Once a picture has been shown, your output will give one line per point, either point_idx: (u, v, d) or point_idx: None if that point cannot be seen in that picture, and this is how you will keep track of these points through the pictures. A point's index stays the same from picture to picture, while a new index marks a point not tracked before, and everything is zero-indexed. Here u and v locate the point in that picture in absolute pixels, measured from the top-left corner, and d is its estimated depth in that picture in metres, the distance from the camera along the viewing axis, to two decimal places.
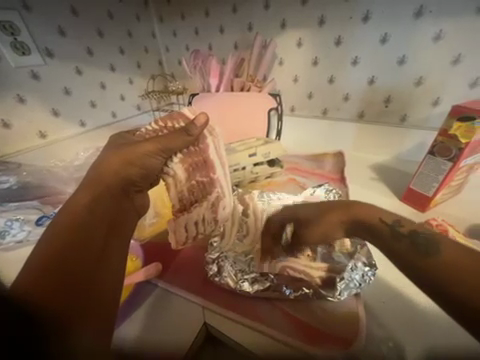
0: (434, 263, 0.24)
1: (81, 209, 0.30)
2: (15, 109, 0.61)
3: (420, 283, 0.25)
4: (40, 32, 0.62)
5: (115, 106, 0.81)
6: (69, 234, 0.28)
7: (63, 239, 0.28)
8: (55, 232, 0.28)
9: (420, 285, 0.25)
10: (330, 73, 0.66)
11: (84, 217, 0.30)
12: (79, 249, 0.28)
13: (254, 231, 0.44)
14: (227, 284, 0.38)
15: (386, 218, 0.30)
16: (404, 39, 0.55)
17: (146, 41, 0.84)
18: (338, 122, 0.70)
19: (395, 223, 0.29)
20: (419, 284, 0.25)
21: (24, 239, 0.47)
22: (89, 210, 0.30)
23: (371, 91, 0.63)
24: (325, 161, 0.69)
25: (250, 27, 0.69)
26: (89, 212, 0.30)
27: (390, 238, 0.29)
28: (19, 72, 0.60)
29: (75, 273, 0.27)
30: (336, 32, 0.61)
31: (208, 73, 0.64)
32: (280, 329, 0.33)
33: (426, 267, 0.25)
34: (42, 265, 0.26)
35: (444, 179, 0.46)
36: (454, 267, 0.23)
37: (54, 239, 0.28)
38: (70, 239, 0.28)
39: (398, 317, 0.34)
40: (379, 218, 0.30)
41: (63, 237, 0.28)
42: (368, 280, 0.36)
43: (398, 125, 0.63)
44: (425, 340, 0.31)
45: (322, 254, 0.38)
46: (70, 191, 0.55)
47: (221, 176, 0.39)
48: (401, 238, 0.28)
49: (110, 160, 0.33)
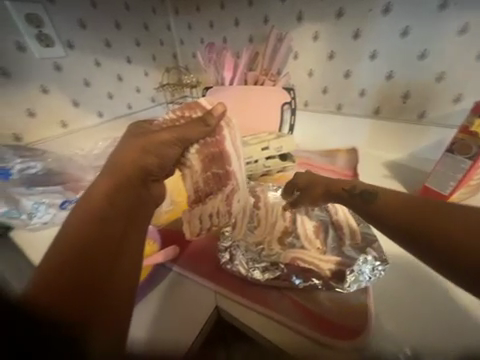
0: (391, 212, 0.31)
1: (99, 199, 0.31)
2: (40, 99, 0.64)
3: (384, 228, 0.31)
4: (62, 24, 0.64)
5: (131, 98, 0.83)
6: (89, 223, 0.29)
7: (83, 228, 0.29)
8: (76, 222, 0.29)
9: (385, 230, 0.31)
10: (346, 68, 0.65)
11: (100, 211, 0.30)
12: (97, 239, 0.28)
13: (265, 223, 0.47)
14: (238, 271, 0.39)
15: (347, 187, 0.38)
16: (426, 32, 0.53)
17: (161, 33, 0.84)
18: (353, 118, 0.69)
19: (351, 188, 0.37)
20: (384, 229, 0.31)
21: (50, 221, 0.52)
22: (107, 201, 0.31)
23: (389, 87, 0.61)
24: (338, 157, 0.69)
25: (266, 19, 0.69)
26: (106, 203, 0.31)
27: (348, 199, 0.37)
28: (43, 63, 0.63)
29: (92, 263, 0.27)
30: (354, 25, 0.59)
31: (223, 66, 0.65)
32: (289, 317, 0.34)
33: (391, 215, 0.30)
34: (58, 261, 0.26)
35: (463, 177, 0.44)
36: (405, 212, 0.29)
37: (74, 229, 0.28)
38: (89, 229, 0.29)
39: (406, 311, 0.34)
40: (341, 187, 0.38)
41: (81, 229, 0.28)
42: (378, 275, 0.35)
43: (416, 122, 0.61)
44: (435, 339, 0.31)
45: (333, 248, 0.41)
46: (90, 179, 0.58)
47: (236, 168, 0.40)
48: (357, 199, 0.36)
49: (129, 150, 0.34)
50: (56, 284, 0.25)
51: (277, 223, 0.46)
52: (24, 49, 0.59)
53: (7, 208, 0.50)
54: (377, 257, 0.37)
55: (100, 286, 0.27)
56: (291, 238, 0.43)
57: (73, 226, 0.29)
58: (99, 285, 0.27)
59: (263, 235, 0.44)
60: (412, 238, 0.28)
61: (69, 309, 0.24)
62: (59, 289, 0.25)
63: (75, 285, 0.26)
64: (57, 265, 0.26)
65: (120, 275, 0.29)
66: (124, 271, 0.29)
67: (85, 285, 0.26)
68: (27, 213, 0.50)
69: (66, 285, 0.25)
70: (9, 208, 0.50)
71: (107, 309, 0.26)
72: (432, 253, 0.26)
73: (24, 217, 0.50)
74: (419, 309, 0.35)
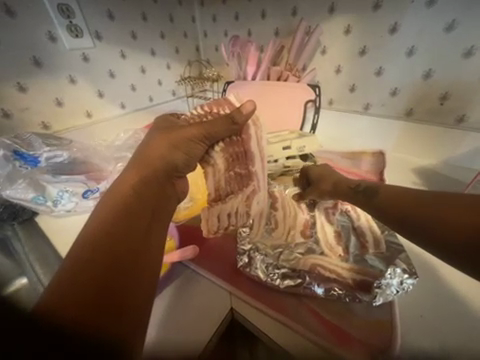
0: (387, 203, 0.31)
1: (128, 190, 0.32)
2: (67, 89, 0.66)
3: (386, 220, 0.30)
4: (91, 15, 0.65)
5: (153, 90, 0.84)
6: (117, 211, 0.29)
7: (112, 215, 0.29)
8: (104, 210, 0.29)
9: (387, 222, 0.30)
10: (379, 64, 0.60)
11: (125, 205, 0.30)
12: (124, 227, 0.28)
13: (283, 225, 0.45)
14: (257, 276, 0.38)
15: (352, 185, 0.39)
16: (475, 27, 0.48)
17: (186, 25, 0.84)
18: (381, 118, 0.65)
19: (356, 185, 0.38)
20: (386, 221, 0.30)
21: (72, 208, 0.55)
22: (135, 192, 0.32)
23: (425, 87, 0.57)
24: (363, 160, 0.64)
25: (295, 11, 0.65)
26: (133, 193, 0.32)
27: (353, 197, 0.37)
28: (72, 54, 0.64)
29: (118, 249, 0.27)
30: (392, 18, 0.55)
31: (246, 60, 0.63)
32: (307, 326, 0.32)
33: (391, 205, 0.30)
34: (84, 246, 0.26)
35: None
36: (403, 201, 0.29)
37: (102, 216, 0.29)
38: (117, 217, 0.29)
39: (424, 312, 0.34)
40: (349, 186, 0.40)
41: (109, 216, 0.29)
42: (406, 289, 0.33)
43: (453, 127, 0.56)
44: (455, 341, 0.30)
45: (354, 255, 0.38)
46: (111, 169, 0.59)
47: (259, 169, 0.38)
48: (358, 195, 0.37)
49: (159, 145, 0.36)
50: (74, 284, 0.23)
51: (294, 226, 0.45)
52: (56, 40, 0.61)
53: (34, 194, 0.51)
54: (405, 269, 0.34)
55: (121, 282, 0.25)
56: (311, 243, 0.41)
57: (100, 214, 0.29)
58: (119, 281, 0.25)
59: (282, 237, 0.43)
60: (415, 226, 0.26)
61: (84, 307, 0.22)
62: (78, 287, 0.23)
63: (95, 281, 0.24)
64: (83, 249, 0.26)
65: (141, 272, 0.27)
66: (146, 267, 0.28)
67: (106, 282, 0.24)
68: (52, 200, 0.52)
69: (85, 283, 0.23)
70: (36, 193, 0.51)
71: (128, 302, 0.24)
72: (430, 235, 0.25)
73: (50, 204, 0.52)
74: (443, 312, 0.34)
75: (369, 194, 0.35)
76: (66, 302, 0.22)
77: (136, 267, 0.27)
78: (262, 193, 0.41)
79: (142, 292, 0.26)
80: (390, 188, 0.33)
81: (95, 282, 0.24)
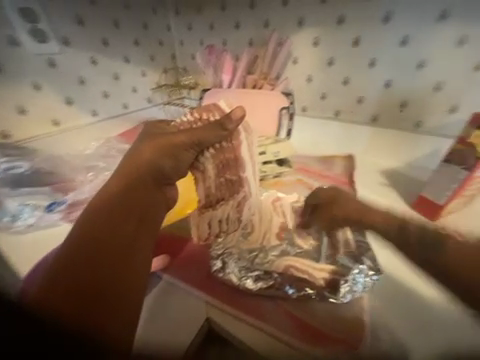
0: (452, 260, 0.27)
1: (112, 201, 0.32)
2: (31, 95, 0.63)
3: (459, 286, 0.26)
4: (58, 21, 0.63)
5: (128, 98, 0.81)
6: (100, 222, 0.30)
7: (96, 226, 0.30)
8: (89, 221, 0.30)
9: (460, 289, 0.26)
10: (345, 75, 0.65)
11: (111, 214, 0.31)
12: (108, 239, 0.30)
13: (259, 229, 0.45)
14: (230, 279, 0.38)
15: (385, 220, 0.33)
16: (424, 43, 0.54)
17: (161, 33, 0.83)
18: (351, 124, 0.69)
19: (392, 222, 0.33)
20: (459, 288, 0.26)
21: (34, 223, 0.50)
22: (118, 203, 0.32)
23: (387, 95, 0.62)
24: (335, 164, 0.67)
25: (267, 23, 0.68)
26: (117, 204, 0.32)
27: (394, 237, 0.32)
28: (36, 59, 0.62)
29: (104, 259, 0.28)
30: (354, 32, 0.59)
31: (222, 69, 0.64)
32: (283, 329, 0.33)
33: (464, 269, 0.26)
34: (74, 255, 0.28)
35: (459, 188, 0.43)
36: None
37: (88, 226, 0.30)
38: (100, 229, 0.30)
39: (394, 304, 0.36)
40: (383, 221, 0.33)
41: (94, 228, 0.30)
42: (371, 285, 0.36)
43: (412, 131, 0.61)
44: (422, 331, 0.32)
45: (326, 256, 0.39)
46: (80, 180, 0.57)
47: (249, 175, 0.41)
48: (407, 239, 0.31)
49: (146, 152, 0.35)
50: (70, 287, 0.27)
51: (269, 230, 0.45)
52: (18, 45, 0.59)
53: None
54: (371, 266, 0.37)
55: (108, 289, 0.27)
56: (286, 246, 0.41)
57: (87, 224, 0.30)
58: (106, 289, 0.27)
59: (258, 241, 0.43)
60: None
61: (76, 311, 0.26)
62: (72, 294, 0.26)
63: (86, 289, 0.27)
64: (73, 257, 0.28)
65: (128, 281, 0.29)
66: (133, 276, 0.29)
67: (95, 290, 0.27)
68: (11, 215, 0.49)
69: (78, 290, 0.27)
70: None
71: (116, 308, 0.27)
72: None
73: (7, 219, 0.49)
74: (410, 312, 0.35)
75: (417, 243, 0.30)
76: (64, 306, 0.26)
77: (123, 275, 0.29)
78: (252, 198, 0.43)
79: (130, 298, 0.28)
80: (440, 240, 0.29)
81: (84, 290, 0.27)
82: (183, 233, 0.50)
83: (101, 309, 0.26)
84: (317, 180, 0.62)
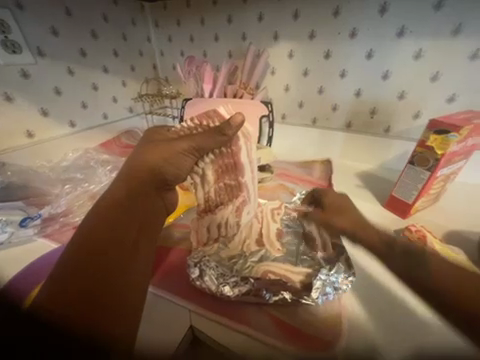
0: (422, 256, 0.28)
1: (116, 202, 0.34)
2: (1, 107, 0.60)
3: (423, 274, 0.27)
4: (32, 31, 0.61)
5: (108, 108, 0.81)
6: (105, 224, 0.31)
7: (101, 227, 0.31)
8: (94, 222, 0.31)
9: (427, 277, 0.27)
10: (319, 84, 0.69)
11: (113, 218, 0.32)
12: (115, 239, 0.31)
13: (239, 236, 0.46)
14: (208, 288, 0.38)
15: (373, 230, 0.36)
16: (387, 56, 0.59)
17: (141, 44, 0.84)
18: (327, 130, 0.73)
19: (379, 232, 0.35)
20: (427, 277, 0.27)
21: (6, 240, 0.47)
22: (122, 206, 0.33)
23: (358, 103, 0.66)
24: (314, 168, 0.71)
25: (244, 36, 0.72)
26: (120, 206, 0.33)
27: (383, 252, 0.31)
28: (8, 70, 0.59)
29: (110, 259, 0.29)
30: (325, 46, 0.64)
31: (202, 79, 0.66)
32: (266, 332, 0.33)
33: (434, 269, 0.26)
34: (77, 256, 0.28)
35: (423, 187, 0.47)
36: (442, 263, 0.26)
37: (93, 227, 0.31)
38: (106, 230, 0.31)
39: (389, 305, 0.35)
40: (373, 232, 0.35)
41: (100, 229, 0.31)
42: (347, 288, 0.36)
43: (383, 136, 0.66)
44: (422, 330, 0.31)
45: (303, 260, 0.42)
46: (57, 193, 0.55)
47: (248, 180, 0.42)
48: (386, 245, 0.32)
49: (147, 156, 0.37)
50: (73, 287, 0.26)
51: (246, 242, 0.45)
52: None
53: None
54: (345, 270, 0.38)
55: (113, 289, 0.28)
56: (263, 252, 0.44)
57: (91, 225, 0.31)
58: (111, 290, 0.28)
59: (238, 247, 0.44)
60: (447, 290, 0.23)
61: (80, 310, 0.24)
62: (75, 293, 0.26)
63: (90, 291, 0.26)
64: (78, 257, 0.28)
65: (132, 282, 0.30)
66: (136, 278, 0.31)
67: (99, 291, 0.27)
68: None
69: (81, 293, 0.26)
70: None
71: (121, 310, 0.27)
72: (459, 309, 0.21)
73: None
74: None
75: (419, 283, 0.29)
76: (66, 303, 0.25)
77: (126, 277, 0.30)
78: (250, 203, 0.45)
79: (132, 300, 0.29)
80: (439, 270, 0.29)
81: (88, 292, 0.26)
82: (170, 242, 0.50)
83: (107, 310, 0.26)
84: (297, 184, 0.64)
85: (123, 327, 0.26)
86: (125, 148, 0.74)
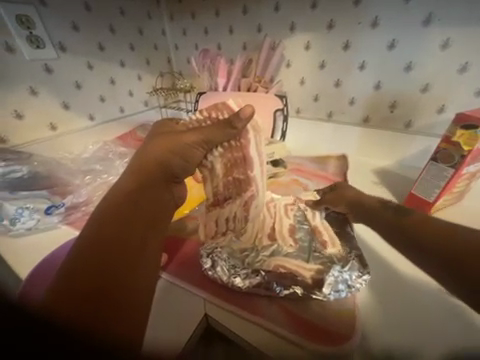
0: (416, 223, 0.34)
1: (124, 196, 0.35)
2: (27, 100, 0.63)
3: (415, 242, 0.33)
4: (54, 26, 0.63)
5: (125, 102, 0.83)
6: (113, 218, 0.32)
7: (109, 222, 0.32)
8: (102, 217, 0.33)
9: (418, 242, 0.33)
10: (337, 77, 0.67)
11: (119, 211, 0.33)
12: (122, 233, 0.32)
13: (251, 229, 0.45)
14: (219, 278, 0.39)
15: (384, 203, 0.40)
16: (411, 46, 0.56)
17: (156, 38, 0.85)
18: (343, 125, 0.71)
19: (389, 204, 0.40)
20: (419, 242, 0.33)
21: (33, 226, 0.50)
22: (129, 201, 0.34)
23: (377, 97, 0.64)
24: (329, 164, 0.69)
25: (260, 28, 0.70)
26: (127, 201, 0.34)
27: (385, 216, 0.38)
28: (32, 65, 0.62)
29: (118, 253, 0.30)
30: (344, 37, 0.61)
31: (216, 72, 0.65)
32: (279, 323, 0.34)
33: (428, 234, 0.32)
34: (87, 251, 0.30)
35: (446, 185, 0.45)
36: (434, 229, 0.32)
37: (101, 222, 0.32)
38: (114, 224, 0.32)
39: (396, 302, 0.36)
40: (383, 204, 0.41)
41: (108, 223, 0.32)
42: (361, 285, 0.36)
43: (403, 131, 0.63)
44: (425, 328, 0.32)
45: (314, 257, 0.40)
46: (78, 183, 0.58)
47: (257, 175, 0.41)
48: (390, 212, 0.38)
49: (155, 150, 0.37)
50: (83, 281, 0.28)
51: (258, 235, 0.45)
52: (13, 50, 0.58)
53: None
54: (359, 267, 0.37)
55: (121, 283, 0.29)
56: (274, 246, 0.43)
57: (100, 220, 0.32)
58: (119, 284, 0.29)
59: (250, 241, 0.44)
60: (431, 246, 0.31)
61: (90, 305, 0.26)
62: (85, 288, 0.28)
63: (98, 282, 0.28)
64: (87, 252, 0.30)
65: (140, 275, 0.31)
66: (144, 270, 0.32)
67: (107, 283, 0.28)
68: (9, 219, 0.48)
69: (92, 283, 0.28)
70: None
71: (128, 303, 0.29)
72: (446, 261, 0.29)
73: (7, 223, 0.48)
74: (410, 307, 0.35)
75: (432, 249, 0.30)
76: (77, 298, 0.27)
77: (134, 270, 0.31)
78: (258, 198, 0.44)
79: (139, 293, 0.30)
80: (454, 241, 0.29)
81: (96, 286, 0.28)
82: (183, 232, 0.51)
83: (115, 303, 0.28)
84: (311, 180, 0.63)
85: (130, 319, 0.28)
86: (140, 141, 0.76)
